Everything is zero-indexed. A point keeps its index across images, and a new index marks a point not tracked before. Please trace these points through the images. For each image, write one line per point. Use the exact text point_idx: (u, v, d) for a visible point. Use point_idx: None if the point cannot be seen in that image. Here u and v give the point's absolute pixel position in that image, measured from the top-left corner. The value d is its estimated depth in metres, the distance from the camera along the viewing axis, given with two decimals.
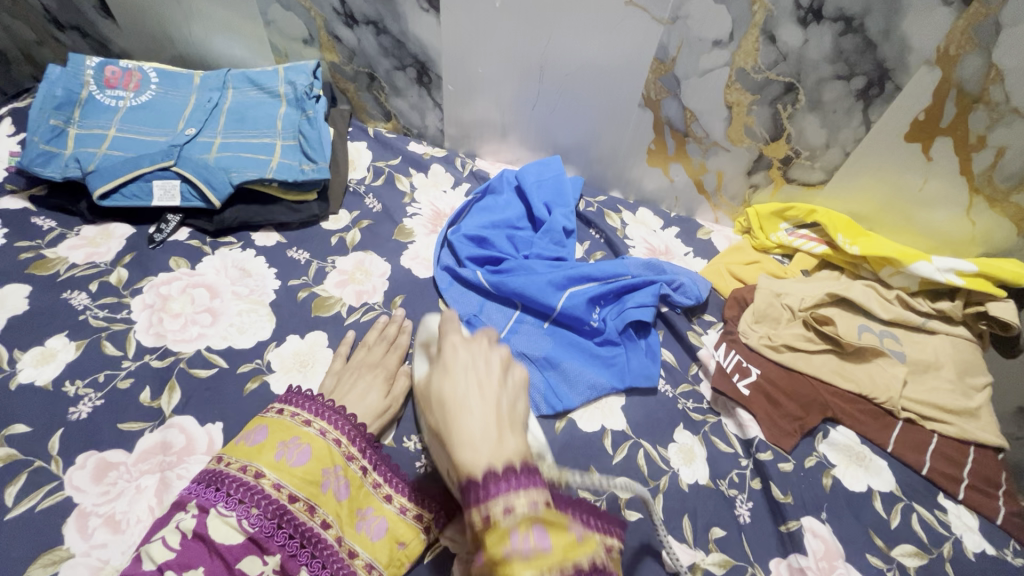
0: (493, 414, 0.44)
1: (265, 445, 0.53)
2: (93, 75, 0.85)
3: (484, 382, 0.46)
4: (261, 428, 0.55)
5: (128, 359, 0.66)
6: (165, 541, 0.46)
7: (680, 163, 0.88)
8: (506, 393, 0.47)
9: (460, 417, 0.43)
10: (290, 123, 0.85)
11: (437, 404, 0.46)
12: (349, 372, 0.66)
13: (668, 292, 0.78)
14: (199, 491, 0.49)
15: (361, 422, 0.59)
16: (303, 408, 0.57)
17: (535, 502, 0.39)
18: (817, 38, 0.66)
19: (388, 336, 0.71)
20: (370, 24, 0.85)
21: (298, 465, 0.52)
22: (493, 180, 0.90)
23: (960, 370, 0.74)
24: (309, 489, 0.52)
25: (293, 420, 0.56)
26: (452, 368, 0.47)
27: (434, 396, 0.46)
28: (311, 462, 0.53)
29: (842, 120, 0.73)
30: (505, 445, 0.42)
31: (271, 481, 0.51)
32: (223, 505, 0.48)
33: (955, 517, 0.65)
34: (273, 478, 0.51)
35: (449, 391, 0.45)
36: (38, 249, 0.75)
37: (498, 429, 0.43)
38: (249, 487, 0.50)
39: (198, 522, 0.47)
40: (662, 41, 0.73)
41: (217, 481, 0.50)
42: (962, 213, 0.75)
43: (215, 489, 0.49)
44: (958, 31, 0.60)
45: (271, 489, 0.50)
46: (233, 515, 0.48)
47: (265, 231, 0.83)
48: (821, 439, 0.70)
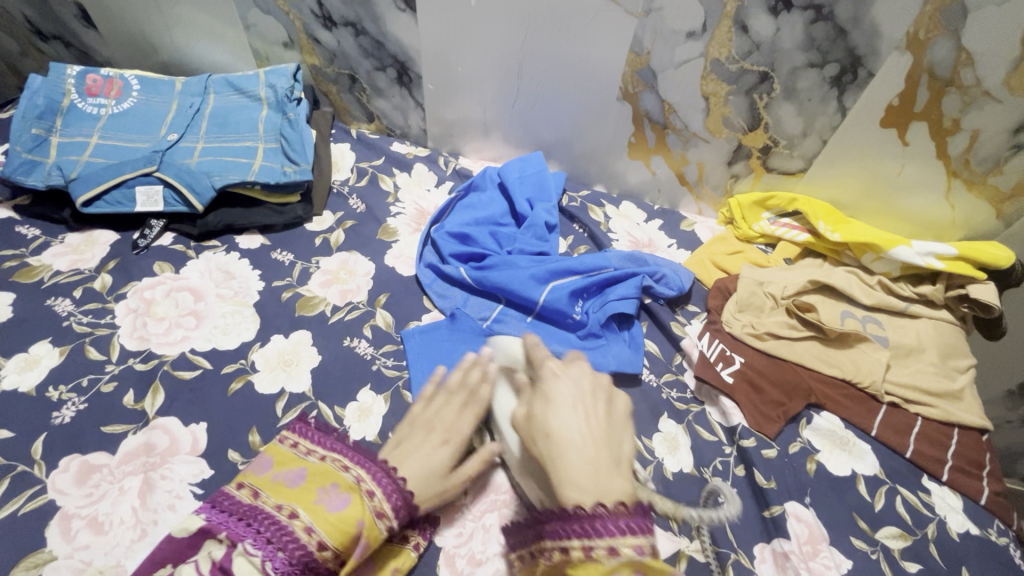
0: (603, 435, 0.48)
1: (305, 488, 0.51)
2: (74, 83, 0.85)
3: (588, 416, 0.49)
4: (300, 471, 0.53)
5: (112, 362, 0.66)
6: (196, 565, 0.46)
7: (661, 156, 0.88)
8: (611, 432, 0.50)
9: (566, 454, 0.46)
10: (272, 126, 0.86)
11: (542, 437, 0.48)
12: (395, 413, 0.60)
13: (651, 283, 0.79)
14: (230, 523, 0.48)
15: (406, 482, 0.52)
16: (344, 454, 0.55)
17: (643, 546, 0.40)
18: (789, 26, 0.67)
19: (469, 383, 0.60)
20: (349, 26, 0.85)
21: (335, 511, 0.48)
22: (476, 178, 0.91)
23: (943, 353, 0.75)
24: (340, 540, 0.47)
25: (334, 465, 0.53)
26: (555, 401, 0.50)
27: (537, 428, 0.49)
28: (348, 510, 0.49)
29: (818, 107, 0.73)
30: (611, 485, 0.45)
31: (304, 524, 0.47)
32: (251, 542, 0.46)
33: (940, 499, 0.65)
34: (307, 522, 0.47)
35: (556, 425, 0.48)
36: (23, 257, 0.75)
37: (609, 468, 0.46)
38: (281, 527, 0.47)
39: (225, 555, 0.46)
40: (637, 34, 0.73)
41: (250, 516, 0.48)
42: (941, 197, 0.76)
43: (247, 522, 0.48)
44: (926, 16, 0.61)
45: (302, 533, 0.46)
46: (259, 554, 0.45)
47: (249, 234, 0.83)
48: (804, 425, 0.70)
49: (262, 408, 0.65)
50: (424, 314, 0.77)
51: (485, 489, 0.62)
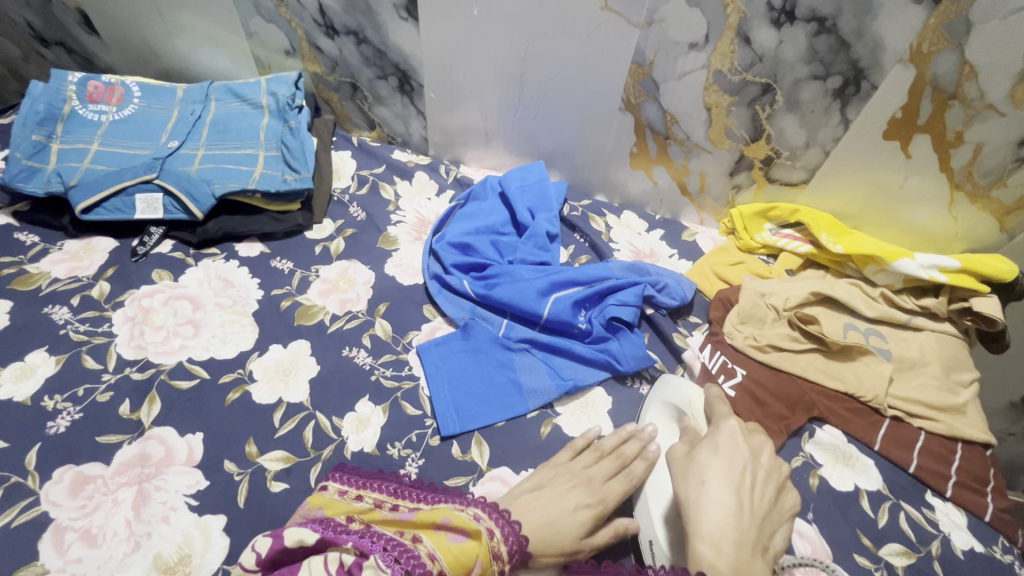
0: (748, 522, 0.47)
1: (423, 521, 0.51)
2: (75, 90, 0.85)
3: (747, 487, 0.50)
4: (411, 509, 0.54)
5: (108, 371, 0.66)
6: (325, 560, 0.45)
7: (663, 165, 0.88)
8: (767, 517, 0.50)
9: (706, 507, 0.48)
10: (273, 133, 0.86)
11: (695, 482, 0.51)
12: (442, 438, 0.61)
13: (654, 293, 0.79)
14: (356, 536, 0.48)
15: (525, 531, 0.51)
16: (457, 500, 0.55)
17: None
18: (792, 39, 0.67)
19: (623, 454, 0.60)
20: (351, 34, 0.85)
21: (452, 543, 0.48)
22: (476, 187, 0.90)
23: (947, 366, 0.74)
24: (456, 574, 0.46)
25: (453, 506, 0.53)
26: (721, 452, 0.53)
27: (693, 471, 0.52)
28: (464, 545, 0.48)
29: (820, 119, 0.73)
30: (751, 565, 0.45)
31: (427, 550, 0.47)
32: (377, 555, 0.45)
33: (943, 515, 0.64)
34: (427, 546, 0.48)
35: (712, 474, 0.50)
36: (20, 264, 0.75)
37: (749, 551, 0.46)
38: (406, 547, 0.47)
39: (354, 561, 0.45)
40: (639, 45, 0.73)
41: (373, 534, 0.48)
42: (944, 209, 0.75)
43: (372, 538, 0.48)
44: (929, 29, 0.61)
45: (426, 557, 0.46)
46: (387, 570, 0.44)
47: (248, 242, 0.83)
48: (807, 439, 0.69)
49: (259, 419, 0.64)
50: (424, 324, 0.77)
51: None
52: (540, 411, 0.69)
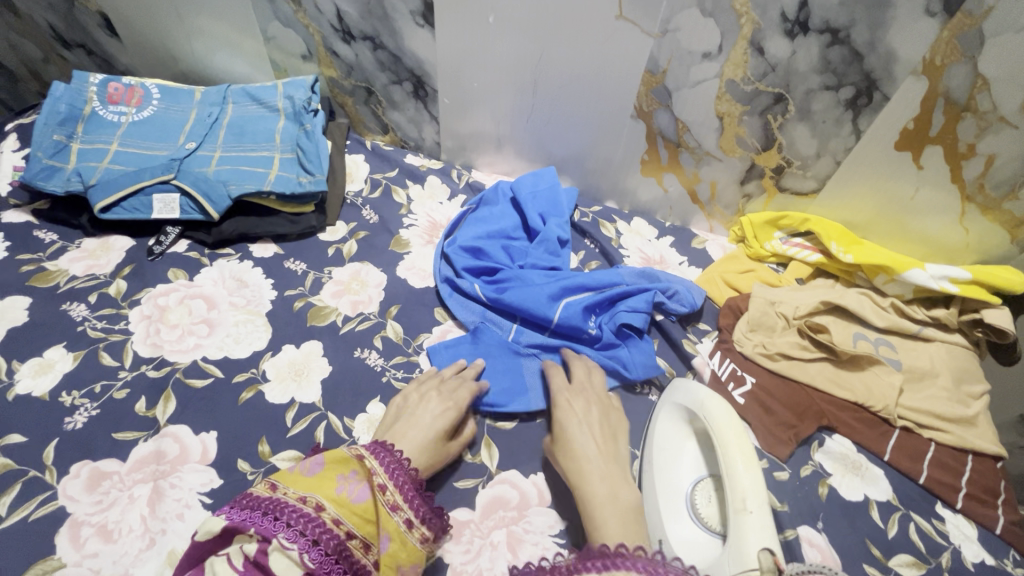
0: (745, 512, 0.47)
1: (322, 479, 0.51)
2: (96, 91, 0.86)
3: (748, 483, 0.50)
4: (316, 459, 0.53)
5: (125, 369, 0.67)
6: (229, 557, 0.44)
7: (673, 173, 0.89)
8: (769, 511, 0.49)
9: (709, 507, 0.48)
10: (289, 136, 0.87)
11: None
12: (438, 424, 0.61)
13: (663, 300, 0.79)
14: (256, 518, 0.46)
15: (410, 460, 0.56)
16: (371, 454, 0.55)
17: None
18: (805, 49, 0.67)
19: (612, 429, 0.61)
20: (367, 40, 0.87)
21: (358, 502, 0.50)
22: (488, 193, 0.91)
23: (957, 378, 0.74)
24: (366, 528, 0.50)
25: (347, 454, 0.54)
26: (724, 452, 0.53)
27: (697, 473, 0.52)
28: (368, 500, 0.51)
29: (832, 129, 0.74)
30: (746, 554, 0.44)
31: (331, 516, 0.48)
32: (284, 535, 0.45)
33: (954, 528, 0.64)
34: (333, 513, 0.48)
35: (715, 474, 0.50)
36: (40, 261, 0.76)
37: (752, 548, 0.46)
38: (311, 518, 0.47)
39: (259, 550, 0.44)
40: (653, 53, 0.74)
41: (275, 509, 0.47)
42: (955, 221, 0.76)
43: (274, 517, 0.46)
44: (943, 41, 0.61)
45: (330, 522, 0.48)
46: (294, 547, 0.45)
47: (263, 243, 0.84)
48: (816, 448, 0.69)
49: (272, 419, 0.65)
50: (435, 327, 0.77)
51: (493, 505, 0.62)
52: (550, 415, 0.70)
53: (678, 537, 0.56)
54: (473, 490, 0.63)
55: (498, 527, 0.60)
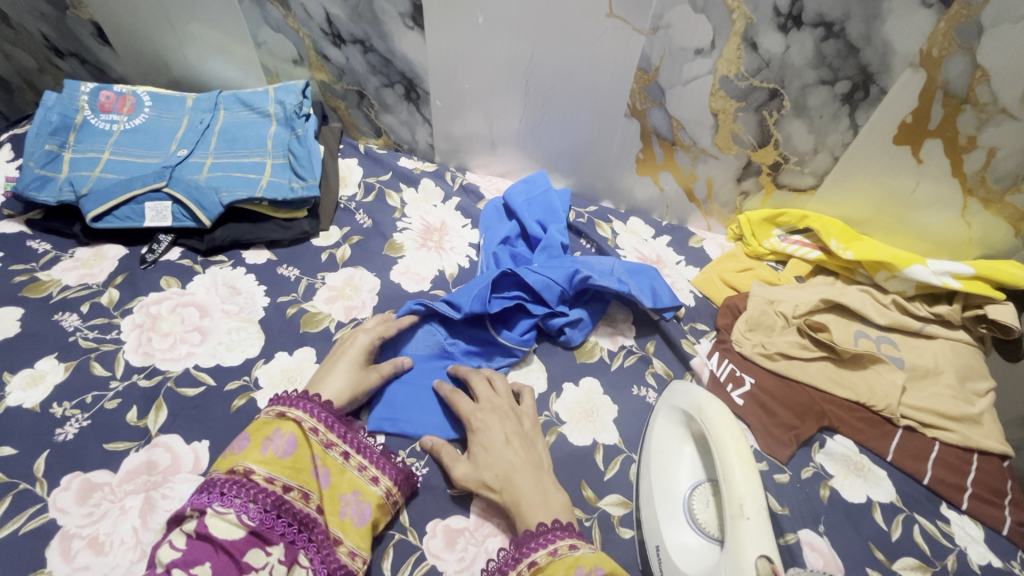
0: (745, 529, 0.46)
1: (248, 446, 0.53)
2: (87, 100, 0.86)
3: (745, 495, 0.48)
4: (241, 432, 0.55)
5: (116, 379, 0.66)
6: (172, 541, 0.47)
7: (669, 171, 0.87)
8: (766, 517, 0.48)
9: None
10: (280, 141, 0.86)
11: None
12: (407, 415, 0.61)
13: (637, 292, 0.76)
14: (191, 497, 0.49)
15: (327, 400, 0.59)
16: (302, 409, 0.56)
17: (569, 545, 0.50)
18: (799, 44, 0.66)
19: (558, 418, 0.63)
20: (357, 43, 0.86)
21: (285, 456, 0.53)
22: (483, 209, 0.91)
23: (961, 375, 0.73)
24: (300, 478, 0.53)
25: (268, 414, 0.55)
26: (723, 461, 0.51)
27: None
28: (297, 452, 0.54)
29: (828, 124, 0.72)
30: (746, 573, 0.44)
31: (262, 475, 0.51)
32: (219, 503, 0.48)
33: (959, 529, 0.63)
34: (263, 473, 0.51)
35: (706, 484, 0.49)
36: (32, 272, 0.76)
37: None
38: (240, 483, 0.50)
39: (198, 523, 0.47)
40: (644, 51, 0.73)
41: (207, 484, 0.50)
42: (958, 215, 0.74)
43: (207, 491, 0.49)
44: (940, 33, 0.60)
45: (263, 483, 0.51)
46: (231, 511, 0.48)
47: (256, 249, 0.83)
48: (817, 449, 0.68)
49: None
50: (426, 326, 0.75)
51: (489, 511, 0.61)
52: (545, 419, 0.69)
53: (675, 542, 0.55)
54: (468, 498, 0.62)
55: (493, 534, 0.60)
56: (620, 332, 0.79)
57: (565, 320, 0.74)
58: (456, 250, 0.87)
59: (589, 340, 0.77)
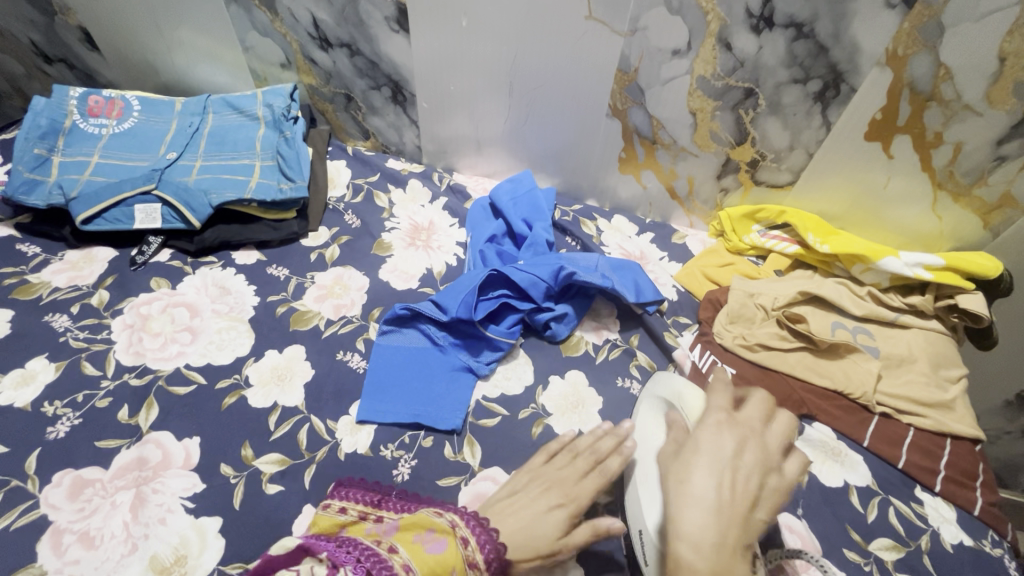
0: (730, 522, 0.45)
1: (403, 535, 0.50)
2: (76, 105, 0.87)
3: (729, 476, 0.48)
4: (394, 522, 0.52)
5: (107, 378, 0.67)
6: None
7: (651, 170, 0.90)
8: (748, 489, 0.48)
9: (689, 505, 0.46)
10: (269, 143, 0.88)
11: (677, 481, 0.49)
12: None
13: (621, 286, 0.78)
14: (333, 547, 0.46)
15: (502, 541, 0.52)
16: (466, 524, 0.52)
17: None
18: (771, 44, 0.68)
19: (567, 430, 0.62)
20: (344, 47, 0.87)
21: (431, 555, 0.47)
22: (470, 209, 0.93)
23: (934, 362, 0.75)
24: None
25: (444, 520, 0.52)
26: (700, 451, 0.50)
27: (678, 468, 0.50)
28: (442, 556, 0.48)
29: (802, 122, 0.75)
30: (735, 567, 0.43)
31: (401, 561, 0.46)
32: (350, 567, 0.44)
33: (932, 510, 0.65)
34: (405, 559, 0.46)
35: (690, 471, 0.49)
36: (22, 274, 0.77)
37: (732, 553, 0.43)
38: (379, 558, 0.45)
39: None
40: (624, 52, 0.75)
41: (351, 545, 0.47)
42: (928, 208, 0.77)
43: (348, 550, 0.46)
44: (904, 32, 0.62)
45: (399, 568, 0.45)
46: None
47: (245, 250, 0.84)
48: (796, 436, 0.70)
49: (254, 423, 0.65)
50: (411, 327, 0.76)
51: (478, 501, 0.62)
52: (532, 410, 0.70)
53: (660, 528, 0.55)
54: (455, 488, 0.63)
55: None
56: (605, 326, 0.80)
57: (549, 315, 0.76)
58: (443, 249, 0.88)
59: (575, 334, 0.79)
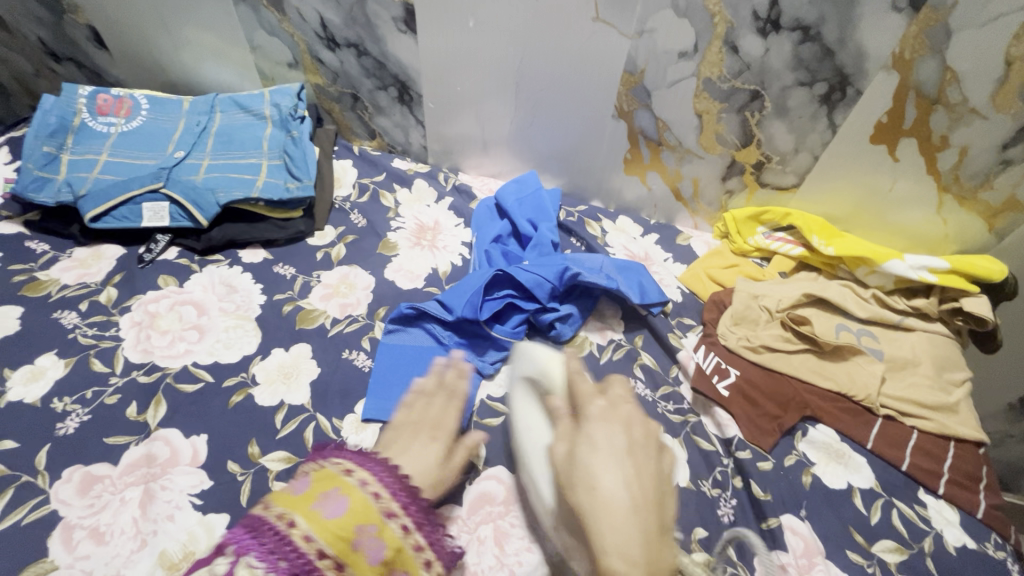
0: (650, 515, 0.40)
1: (305, 494, 0.43)
2: (85, 103, 0.87)
3: (639, 469, 0.42)
4: (304, 475, 0.45)
5: (115, 375, 0.68)
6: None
7: (656, 171, 0.90)
8: (663, 488, 0.43)
9: (604, 517, 0.40)
10: (276, 143, 0.88)
11: (586, 488, 0.41)
12: (406, 427, 0.54)
13: (625, 287, 0.78)
14: (237, 535, 0.41)
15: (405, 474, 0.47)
16: (369, 469, 0.46)
17: None
18: (778, 47, 0.68)
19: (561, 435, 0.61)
20: (351, 47, 0.88)
21: (334, 517, 0.42)
22: (476, 209, 0.93)
23: (938, 366, 0.75)
24: (338, 546, 0.41)
25: (336, 467, 0.45)
26: (601, 448, 0.43)
27: (575, 476, 0.43)
28: (348, 516, 0.42)
29: (808, 124, 0.75)
30: (663, 558, 0.39)
31: (302, 532, 0.41)
32: (254, 555, 0.40)
33: (936, 512, 0.65)
34: (305, 529, 0.41)
35: (598, 475, 0.42)
36: (31, 271, 0.77)
37: (656, 538, 0.40)
38: (281, 537, 0.41)
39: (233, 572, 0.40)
40: (630, 54, 0.75)
41: (254, 526, 0.42)
42: (933, 212, 0.77)
43: (253, 534, 0.41)
44: (910, 36, 0.63)
45: (301, 541, 0.40)
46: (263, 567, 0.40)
47: (252, 248, 0.85)
48: (800, 437, 0.70)
49: (261, 421, 0.66)
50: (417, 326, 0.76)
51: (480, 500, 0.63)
52: None
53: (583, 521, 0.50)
54: (461, 487, 0.63)
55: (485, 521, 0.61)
56: (609, 326, 0.81)
57: (554, 315, 0.76)
58: (449, 249, 0.89)
59: (580, 335, 0.79)
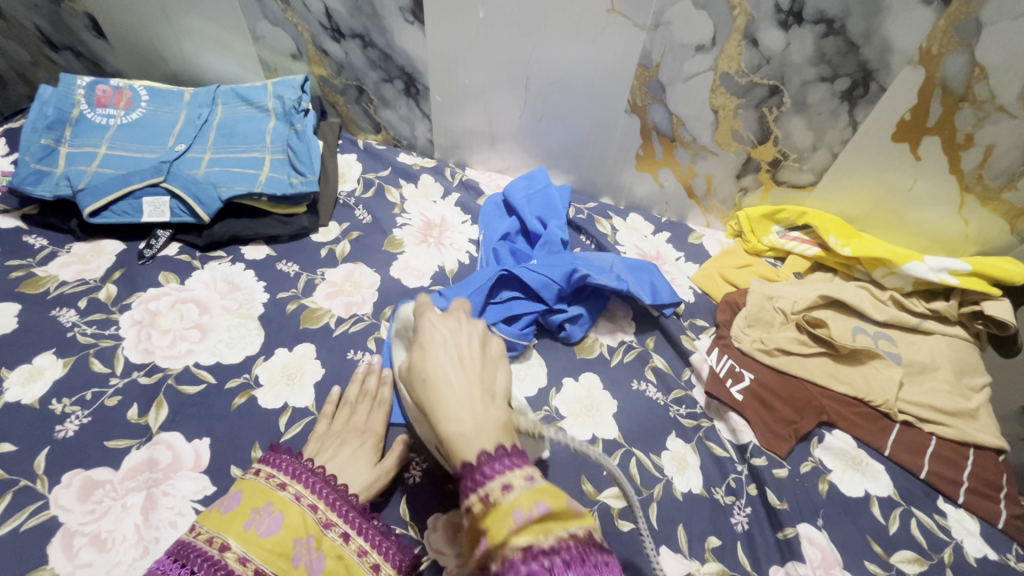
0: (477, 385, 0.46)
1: (235, 514, 0.51)
2: (84, 94, 0.85)
3: (463, 357, 0.48)
4: (235, 494, 0.53)
5: (116, 375, 0.66)
6: None
7: (669, 168, 0.88)
8: (485, 369, 0.49)
9: (442, 391, 0.45)
10: (279, 136, 0.86)
11: (419, 382, 0.47)
12: (334, 438, 0.62)
13: (636, 287, 0.76)
14: (166, 567, 0.46)
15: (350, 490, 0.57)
16: (307, 484, 0.55)
17: (531, 474, 0.40)
18: (799, 41, 0.66)
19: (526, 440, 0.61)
20: (357, 38, 0.86)
21: (267, 535, 0.50)
22: (483, 206, 0.91)
23: (958, 371, 0.73)
24: (279, 562, 0.48)
25: (268, 483, 0.54)
26: (430, 346, 0.49)
27: (415, 375, 0.47)
28: (281, 532, 0.50)
29: (828, 121, 0.73)
30: (487, 415, 0.44)
31: (236, 556, 0.47)
32: None
33: (956, 522, 0.64)
34: (240, 552, 0.48)
35: (431, 366, 0.47)
36: (29, 267, 0.75)
37: (483, 401, 0.45)
38: (212, 561, 0.46)
39: None
40: (645, 47, 0.73)
41: (184, 556, 0.47)
42: (954, 212, 0.75)
43: (182, 566, 0.46)
44: (939, 30, 0.60)
45: (235, 563, 0.47)
46: None
47: (254, 245, 0.83)
48: (816, 444, 0.69)
49: (265, 424, 0.64)
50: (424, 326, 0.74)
51: None
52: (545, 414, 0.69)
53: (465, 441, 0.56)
54: None
55: None
56: (620, 328, 0.79)
57: (564, 316, 0.75)
58: (456, 246, 0.87)
59: (589, 337, 0.77)
